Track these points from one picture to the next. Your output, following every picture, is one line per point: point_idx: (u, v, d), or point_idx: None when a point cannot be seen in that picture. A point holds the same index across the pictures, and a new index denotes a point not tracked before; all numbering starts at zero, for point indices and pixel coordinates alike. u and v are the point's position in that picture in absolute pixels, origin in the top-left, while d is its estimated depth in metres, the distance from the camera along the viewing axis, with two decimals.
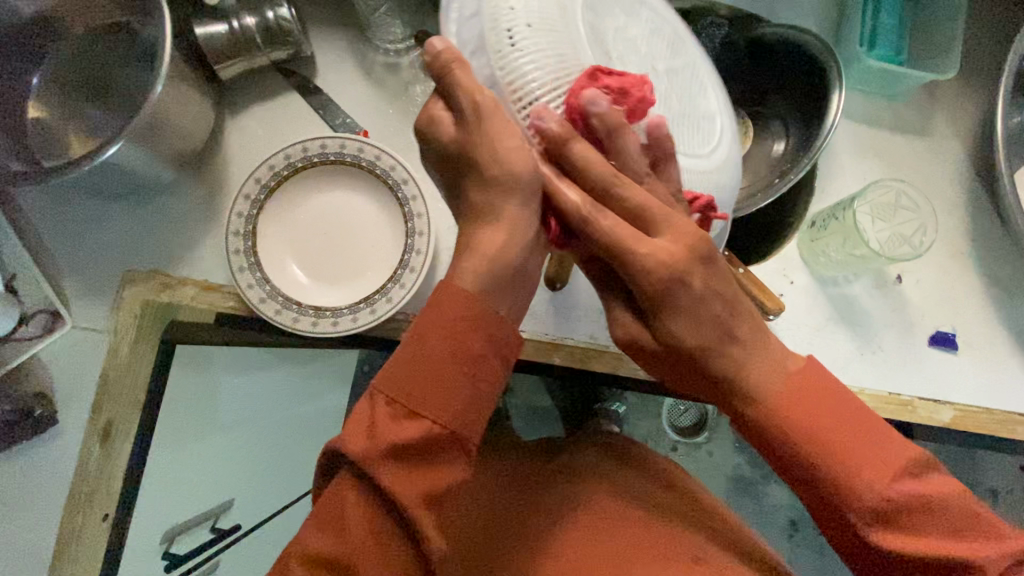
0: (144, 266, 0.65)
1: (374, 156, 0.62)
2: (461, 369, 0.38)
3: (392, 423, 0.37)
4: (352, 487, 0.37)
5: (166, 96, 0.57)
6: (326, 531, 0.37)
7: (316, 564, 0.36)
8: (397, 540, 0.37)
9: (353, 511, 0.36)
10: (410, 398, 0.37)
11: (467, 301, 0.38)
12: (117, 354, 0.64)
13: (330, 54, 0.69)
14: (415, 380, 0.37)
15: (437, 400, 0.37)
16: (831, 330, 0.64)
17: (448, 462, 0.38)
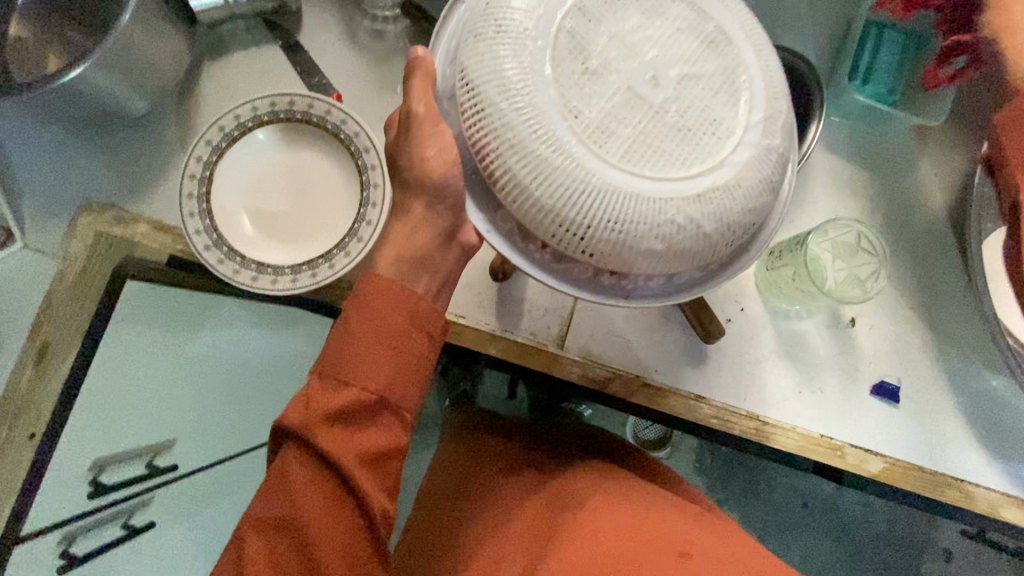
0: (103, 197, 0.65)
1: (340, 120, 0.62)
2: (382, 340, 0.43)
3: (324, 399, 0.41)
4: (296, 456, 0.41)
5: (138, 28, 0.56)
6: (265, 509, 0.40)
7: (277, 525, 0.40)
8: (345, 496, 0.41)
9: (296, 484, 0.40)
10: (338, 372, 0.42)
11: (389, 293, 0.44)
12: (64, 280, 0.64)
13: (318, 12, 0.68)
14: (341, 356, 0.42)
15: (363, 370, 0.42)
16: (768, 364, 0.63)
17: (378, 421, 0.43)
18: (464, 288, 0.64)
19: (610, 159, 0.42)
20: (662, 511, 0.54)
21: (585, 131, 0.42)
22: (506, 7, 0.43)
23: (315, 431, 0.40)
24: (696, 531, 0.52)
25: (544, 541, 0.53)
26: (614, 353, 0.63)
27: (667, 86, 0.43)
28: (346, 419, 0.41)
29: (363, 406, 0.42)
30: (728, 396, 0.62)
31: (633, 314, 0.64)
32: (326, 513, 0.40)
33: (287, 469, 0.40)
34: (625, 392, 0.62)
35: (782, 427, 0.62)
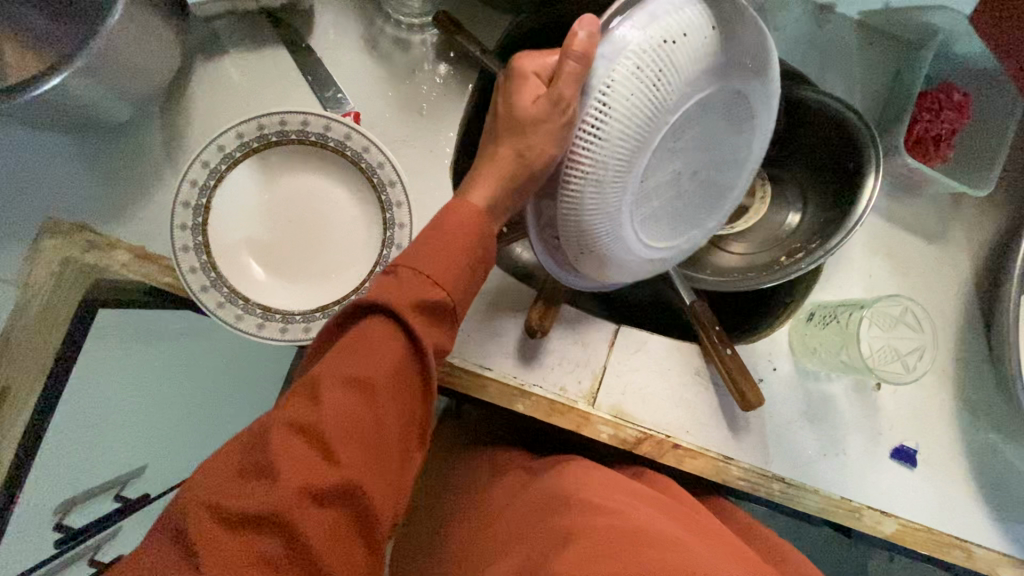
0: (72, 217, 0.55)
1: (361, 147, 0.54)
2: (466, 250, 0.42)
3: (410, 289, 0.41)
4: (377, 325, 0.40)
5: (123, 26, 0.46)
6: (345, 367, 0.39)
7: (345, 385, 0.38)
8: (410, 385, 0.40)
9: (377, 349, 0.39)
10: (426, 266, 0.41)
11: (472, 213, 0.43)
12: (24, 313, 0.55)
13: (331, 12, 0.59)
14: (428, 249, 0.42)
15: (446, 267, 0.42)
16: (796, 426, 0.62)
17: (442, 325, 0.42)
18: (491, 338, 0.60)
19: (637, 218, 0.48)
20: (651, 512, 0.49)
21: (638, 192, 0.47)
22: (676, 57, 0.41)
23: (405, 315, 0.40)
24: (686, 536, 0.46)
25: (533, 529, 0.48)
26: (646, 412, 0.60)
27: (700, 178, 0.51)
28: (425, 312, 0.41)
29: (440, 306, 0.41)
30: (754, 457, 0.61)
31: (669, 371, 0.61)
32: (397, 386, 0.39)
33: (369, 336, 0.39)
34: (655, 452, 0.60)
35: (806, 489, 0.61)
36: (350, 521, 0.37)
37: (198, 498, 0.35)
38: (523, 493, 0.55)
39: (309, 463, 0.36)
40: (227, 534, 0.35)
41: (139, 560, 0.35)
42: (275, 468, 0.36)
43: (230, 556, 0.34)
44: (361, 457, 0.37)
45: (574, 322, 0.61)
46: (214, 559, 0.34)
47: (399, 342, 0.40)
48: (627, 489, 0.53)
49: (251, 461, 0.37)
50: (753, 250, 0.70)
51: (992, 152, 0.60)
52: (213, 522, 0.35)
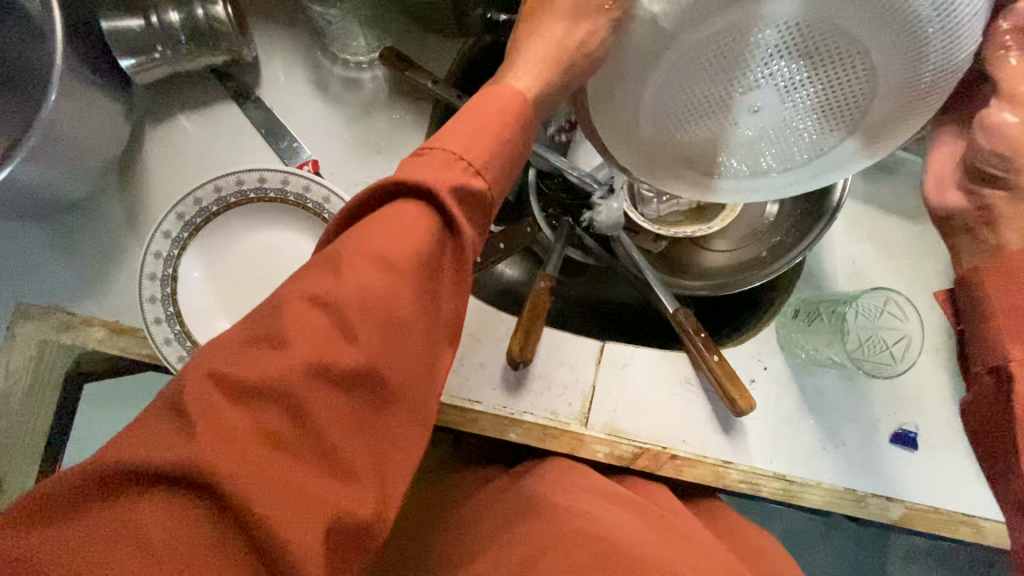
0: (40, 300, 0.55)
1: (322, 197, 0.54)
2: (501, 136, 0.34)
3: (444, 167, 0.32)
4: (412, 204, 0.31)
5: (63, 107, 0.46)
6: (376, 232, 0.30)
7: (372, 258, 0.29)
8: (447, 278, 0.32)
9: (407, 222, 0.30)
10: (461, 142, 0.32)
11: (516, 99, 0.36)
12: (7, 403, 0.54)
13: (277, 59, 0.59)
14: (459, 127, 0.33)
15: (484, 141, 0.33)
16: (792, 424, 0.61)
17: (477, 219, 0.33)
18: (476, 369, 0.60)
19: (670, 123, 0.40)
20: (611, 512, 0.50)
21: (692, 94, 0.38)
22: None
23: (448, 191, 0.31)
24: (641, 534, 0.47)
25: (497, 539, 0.49)
26: (640, 426, 0.60)
27: (768, 146, 0.41)
28: (466, 195, 0.32)
29: (484, 193, 0.33)
30: (753, 458, 0.60)
31: (658, 383, 0.61)
32: (436, 264, 0.31)
33: (396, 211, 0.30)
34: (653, 465, 0.59)
35: (808, 484, 0.60)
36: (375, 420, 0.29)
37: (195, 371, 0.26)
38: (500, 498, 0.55)
39: (333, 344, 0.28)
40: (229, 408, 0.26)
41: (107, 448, 0.25)
42: (289, 337, 0.27)
43: (233, 445, 0.25)
44: (392, 346, 0.29)
45: (559, 343, 0.61)
46: (210, 441, 0.25)
47: (439, 216, 0.31)
48: (590, 487, 0.54)
49: (259, 330, 0.28)
50: (733, 247, 0.69)
51: None
52: (215, 399, 0.26)
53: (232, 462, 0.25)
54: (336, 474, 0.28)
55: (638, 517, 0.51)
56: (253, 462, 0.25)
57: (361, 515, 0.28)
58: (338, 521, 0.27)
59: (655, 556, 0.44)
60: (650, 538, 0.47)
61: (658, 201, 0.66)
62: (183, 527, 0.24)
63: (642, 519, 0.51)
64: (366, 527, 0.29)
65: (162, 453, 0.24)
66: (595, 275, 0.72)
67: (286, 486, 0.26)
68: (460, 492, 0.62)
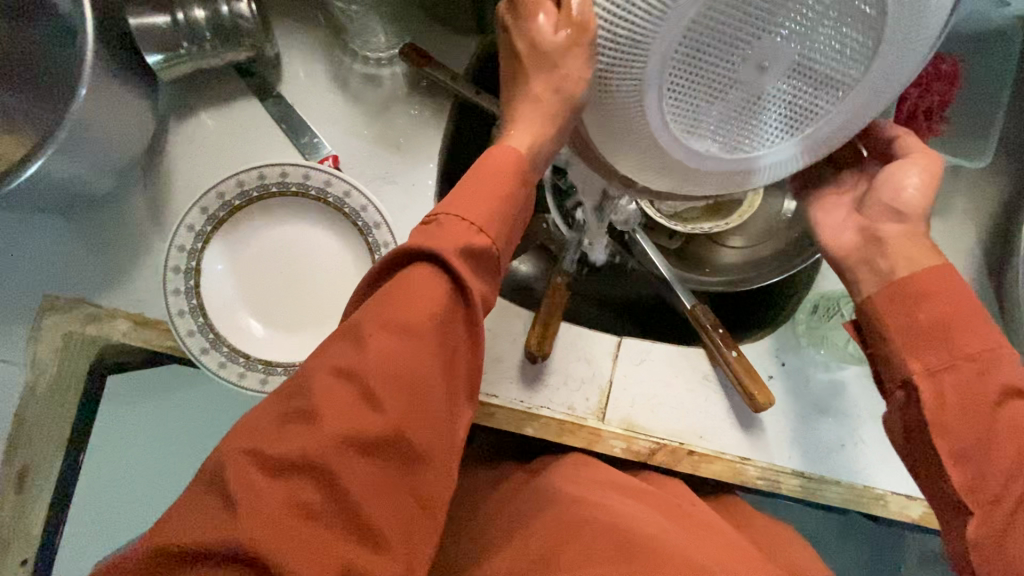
0: (66, 292, 0.56)
1: (342, 192, 0.54)
2: (509, 202, 0.37)
3: (456, 234, 0.35)
4: (425, 277, 0.34)
5: (92, 102, 0.46)
6: (390, 309, 0.33)
7: (393, 339, 0.32)
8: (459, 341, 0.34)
9: (422, 297, 0.33)
10: (472, 212, 0.36)
11: (512, 157, 0.38)
12: (34, 393, 0.55)
13: (298, 56, 0.59)
14: (471, 195, 0.36)
15: (494, 207, 0.36)
16: (810, 421, 0.61)
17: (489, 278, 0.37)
18: (493, 363, 0.60)
19: (675, 100, 0.36)
20: (629, 504, 0.50)
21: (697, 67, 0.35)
22: None
23: (454, 256, 0.34)
24: (661, 525, 0.47)
25: (515, 531, 0.49)
26: (658, 421, 0.60)
27: (785, 112, 0.37)
28: (474, 256, 0.35)
29: (488, 251, 0.36)
30: (771, 455, 0.60)
31: (676, 378, 0.61)
32: (446, 328, 0.34)
33: (412, 285, 0.33)
34: (670, 461, 0.59)
35: (827, 481, 0.60)
36: (398, 480, 0.32)
37: (233, 449, 0.30)
38: (519, 494, 0.56)
39: (354, 412, 0.31)
40: (267, 482, 0.29)
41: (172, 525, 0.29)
42: (319, 410, 0.31)
43: (272, 515, 0.29)
44: (409, 414, 0.32)
45: (576, 338, 0.61)
46: (249, 518, 0.28)
47: (447, 281, 0.34)
48: (606, 481, 0.54)
49: (292, 405, 0.31)
50: (750, 243, 0.68)
51: (987, 125, 0.60)
52: (255, 473, 0.29)
53: (272, 532, 0.28)
54: (363, 535, 0.31)
55: (655, 509, 0.51)
56: (291, 528, 0.29)
57: (387, 575, 0.31)
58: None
59: (672, 545, 0.45)
60: (670, 529, 0.47)
61: None
62: None
63: (660, 511, 0.51)
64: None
65: (214, 531, 0.28)
66: (611, 271, 0.72)
67: (318, 549, 0.29)
68: (476, 487, 0.63)
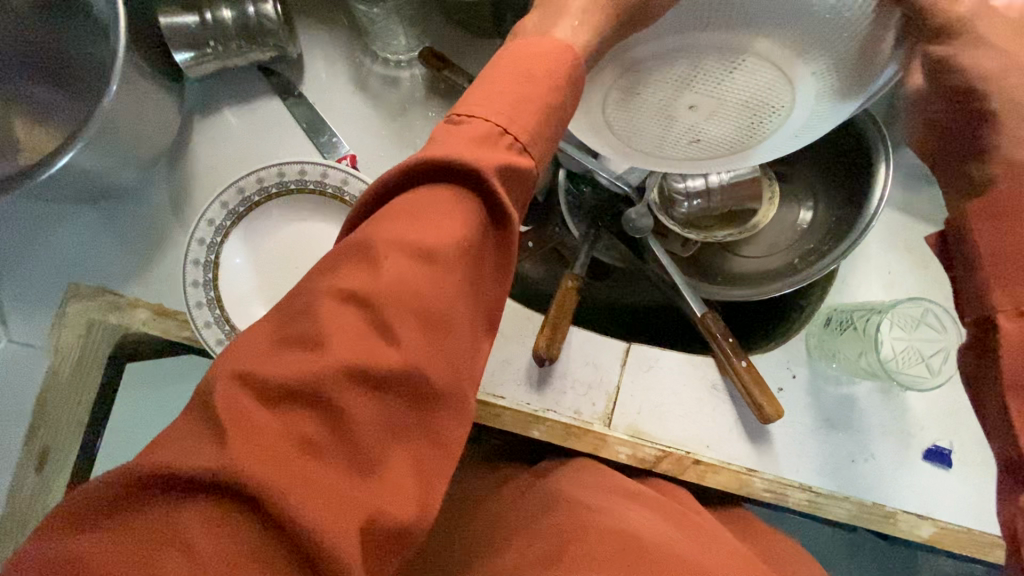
0: (90, 281, 0.57)
1: (359, 191, 0.55)
2: (546, 109, 0.32)
3: (481, 142, 0.30)
4: (449, 190, 0.30)
5: (121, 97, 0.48)
6: (407, 225, 0.29)
7: (410, 256, 0.28)
8: (484, 262, 0.31)
9: (442, 213, 0.29)
10: (502, 117, 0.31)
11: (552, 49, 0.32)
12: (56, 377, 0.57)
13: (320, 56, 0.61)
14: (500, 98, 0.32)
15: (528, 115, 0.32)
16: (819, 435, 0.60)
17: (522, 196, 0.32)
18: (502, 365, 0.60)
19: (618, 120, 0.39)
20: (638, 512, 0.50)
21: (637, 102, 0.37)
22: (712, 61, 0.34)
23: (488, 168, 0.29)
24: (668, 535, 0.47)
25: (520, 532, 0.50)
26: (664, 429, 0.60)
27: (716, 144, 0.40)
28: (509, 172, 0.31)
29: (523, 169, 0.31)
30: (778, 467, 0.60)
31: (683, 387, 0.61)
32: (473, 249, 0.30)
33: (433, 199, 0.29)
34: (676, 470, 0.59)
35: (835, 498, 0.59)
36: (411, 417, 0.29)
37: (226, 370, 0.26)
38: (523, 497, 0.56)
39: (364, 339, 0.27)
40: (263, 413, 0.26)
41: (152, 449, 0.26)
42: (324, 337, 0.27)
43: (264, 449, 0.25)
44: (423, 345, 0.28)
45: (585, 343, 0.61)
46: (244, 447, 0.25)
47: (474, 199, 0.30)
48: (613, 485, 0.54)
49: (293, 332, 0.27)
50: (763, 254, 0.68)
51: None
52: (245, 399, 0.26)
53: (268, 465, 0.25)
54: (368, 475, 0.27)
55: (663, 517, 0.51)
56: (289, 463, 0.25)
57: (400, 520, 0.27)
58: (372, 519, 0.27)
59: (683, 552, 0.45)
60: (675, 538, 0.47)
61: (689, 203, 0.66)
62: (222, 532, 0.25)
63: (666, 520, 0.50)
64: (403, 529, 0.28)
65: (199, 457, 0.25)
66: (622, 277, 0.72)
67: (324, 489, 0.26)
68: (481, 487, 0.63)
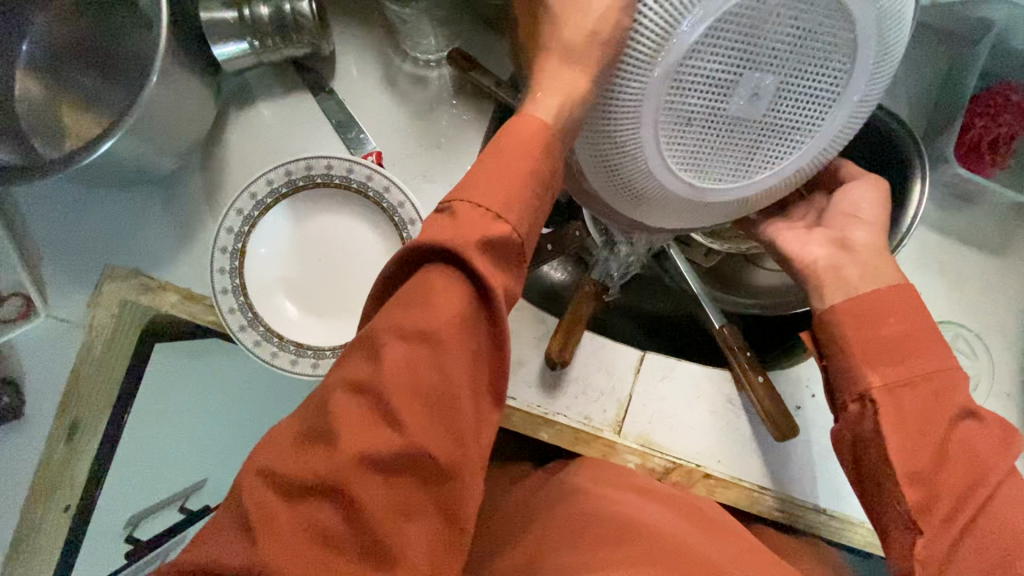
0: (125, 263, 0.60)
1: (382, 187, 0.56)
2: (532, 188, 0.36)
3: (472, 226, 0.34)
4: (444, 278, 0.34)
5: (161, 89, 0.50)
6: (404, 317, 0.34)
7: (410, 357, 0.33)
8: (481, 344, 0.35)
9: (439, 307, 0.33)
10: (490, 199, 0.35)
11: (536, 129, 0.37)
12: (89, 353, 0.60)
13: (353, 54, 0.62)
14: (488, 181, 0.36)
15: (515, 197, 0.36)
16: (837, 457, 0.59)
17: (512, 266, 0.36)
18: (514, 366, 0.61)
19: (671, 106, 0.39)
20: (657, 512, 0.49)
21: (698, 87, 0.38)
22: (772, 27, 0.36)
23: (470, 250, 0.34)
24: (686, 540, 0.46)
25: (538, 529, 0.50)
26: (674, 441, 0.59)
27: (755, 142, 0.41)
28: (490, 252, 0.35)
29: (507, 238, 0.35)
30: (791, 488, 0.58)
31: (697, 399, 0.60)
32: (468, 333, 0.34)
33: (430, 291, 0.34)
34: (684, 482, 0.58)
35: (848, 522, 0.57)
36: (419, 495, 0.33)
37: (254, 467, 0.33)
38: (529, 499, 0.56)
39: (372, 428, 0.33)
40: (283, 507, 0.32)
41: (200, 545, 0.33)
42: (333, 432, 0.32)
43: (292, 534, 0.32)
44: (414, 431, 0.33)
45: (599, 349, 0.61)
46: (269, 543, 0.31)
47: (467, 286, 0.34)
48: (632, 481, 0.53)
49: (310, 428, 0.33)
50: None
51: None
52: (271, 498, 0.32)
53: (290, 555, 0.32)
54: (380, 548, 0.32)
55: (682, 518, 0.50)
56: (307, 549, 0.32)
57: None
58: None
59: (704, 559, 0.45)
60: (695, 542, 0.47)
61: None
62: None
63: (686, 521, 0.50)
64: None
65: (234, 553, 0.32)
66: (643, 285, 0.71)
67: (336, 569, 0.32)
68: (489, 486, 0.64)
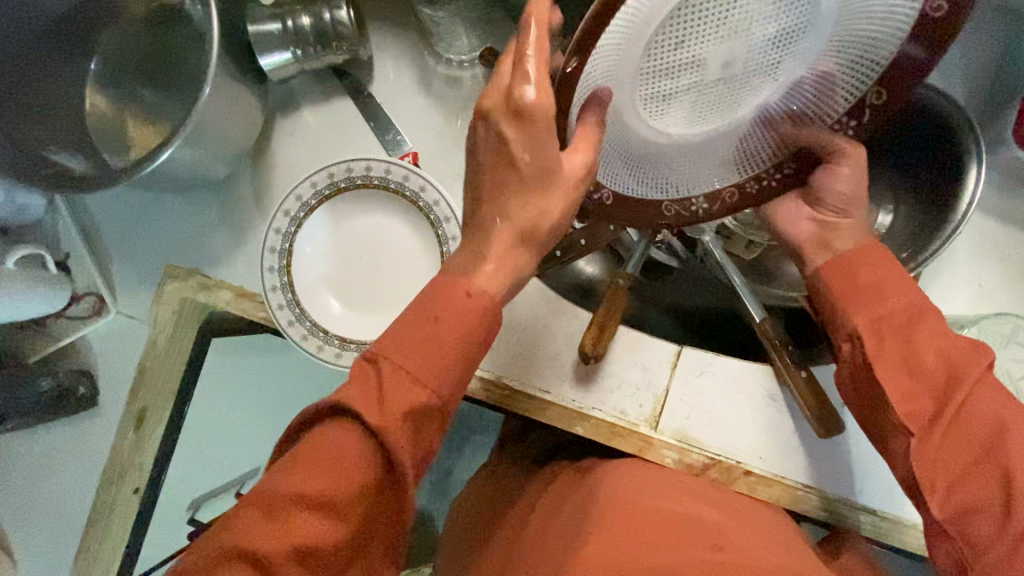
0: (184, 263, 0.64)
1: (419, 187, 0.58)
2: (456, 340, 0.39)
3: (395, 391, 0.38)
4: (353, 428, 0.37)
5: (214, 99, 0.53)
6: (305, 476, 0.36)
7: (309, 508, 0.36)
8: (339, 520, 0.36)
9: (345, 458, 0.37)
10: (402, 356, 0.39)
11: None
12: (155, 345, 0.65)
13: (389, 58, 0.64)
14: (404, 339, 0.39)
15: (432, 363, 0.39)
16: None
17: (420, 427, 0.39)
18: (548, 361, 0.61)
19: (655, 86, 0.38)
20: (696, 506, 0.49)
21: (817, 95, 0.42)
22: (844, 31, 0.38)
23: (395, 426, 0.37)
24: (722, 526, 0.47)
25: (564, 524, 0.50)
26: (712, 436, 0.58)
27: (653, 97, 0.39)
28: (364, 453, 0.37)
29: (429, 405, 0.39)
30: (838, 487, 0.56)
31: (736, 394, 0.59)
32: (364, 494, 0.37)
33: (335, 444, 0.37)
34: (724, 479, 0.57)
35: (899, 522, 0.55)
36: None
37: None
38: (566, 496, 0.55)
39: None
40: None
41: None
42: None
43: None
44: (344, 477, 0.37)
45: (633, 346, 0.60)
46: None
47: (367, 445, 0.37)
48: (670, 481, 0.53)
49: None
50: None
51: None
52: None
53: None
54: None
55: (721, 510, 0.50)
56: None
57: None
58: None
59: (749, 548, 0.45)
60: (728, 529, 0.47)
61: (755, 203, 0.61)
62: None
63: (723, 512, 0.50)
64: None
65: None
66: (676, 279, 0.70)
67: None
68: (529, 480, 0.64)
